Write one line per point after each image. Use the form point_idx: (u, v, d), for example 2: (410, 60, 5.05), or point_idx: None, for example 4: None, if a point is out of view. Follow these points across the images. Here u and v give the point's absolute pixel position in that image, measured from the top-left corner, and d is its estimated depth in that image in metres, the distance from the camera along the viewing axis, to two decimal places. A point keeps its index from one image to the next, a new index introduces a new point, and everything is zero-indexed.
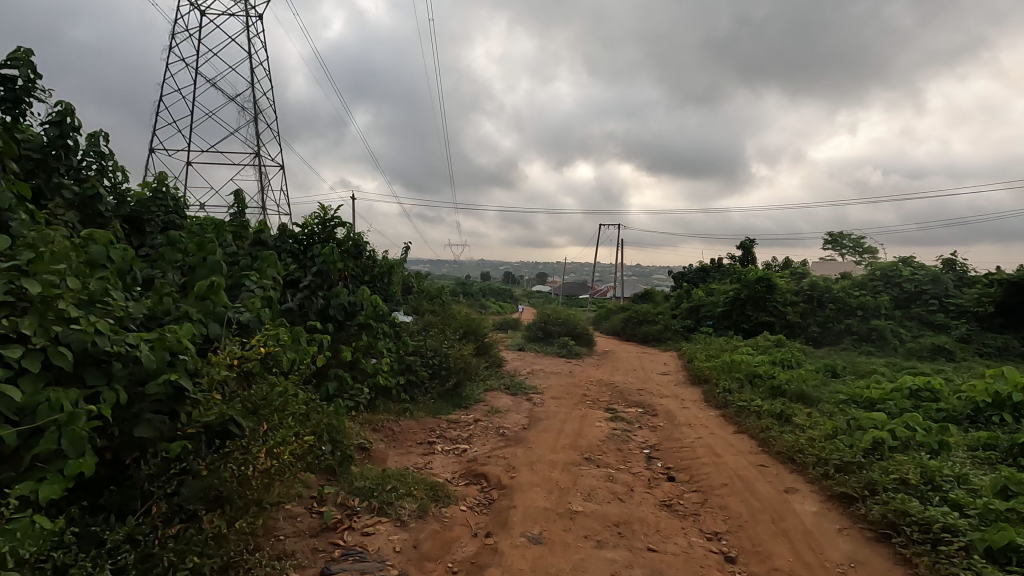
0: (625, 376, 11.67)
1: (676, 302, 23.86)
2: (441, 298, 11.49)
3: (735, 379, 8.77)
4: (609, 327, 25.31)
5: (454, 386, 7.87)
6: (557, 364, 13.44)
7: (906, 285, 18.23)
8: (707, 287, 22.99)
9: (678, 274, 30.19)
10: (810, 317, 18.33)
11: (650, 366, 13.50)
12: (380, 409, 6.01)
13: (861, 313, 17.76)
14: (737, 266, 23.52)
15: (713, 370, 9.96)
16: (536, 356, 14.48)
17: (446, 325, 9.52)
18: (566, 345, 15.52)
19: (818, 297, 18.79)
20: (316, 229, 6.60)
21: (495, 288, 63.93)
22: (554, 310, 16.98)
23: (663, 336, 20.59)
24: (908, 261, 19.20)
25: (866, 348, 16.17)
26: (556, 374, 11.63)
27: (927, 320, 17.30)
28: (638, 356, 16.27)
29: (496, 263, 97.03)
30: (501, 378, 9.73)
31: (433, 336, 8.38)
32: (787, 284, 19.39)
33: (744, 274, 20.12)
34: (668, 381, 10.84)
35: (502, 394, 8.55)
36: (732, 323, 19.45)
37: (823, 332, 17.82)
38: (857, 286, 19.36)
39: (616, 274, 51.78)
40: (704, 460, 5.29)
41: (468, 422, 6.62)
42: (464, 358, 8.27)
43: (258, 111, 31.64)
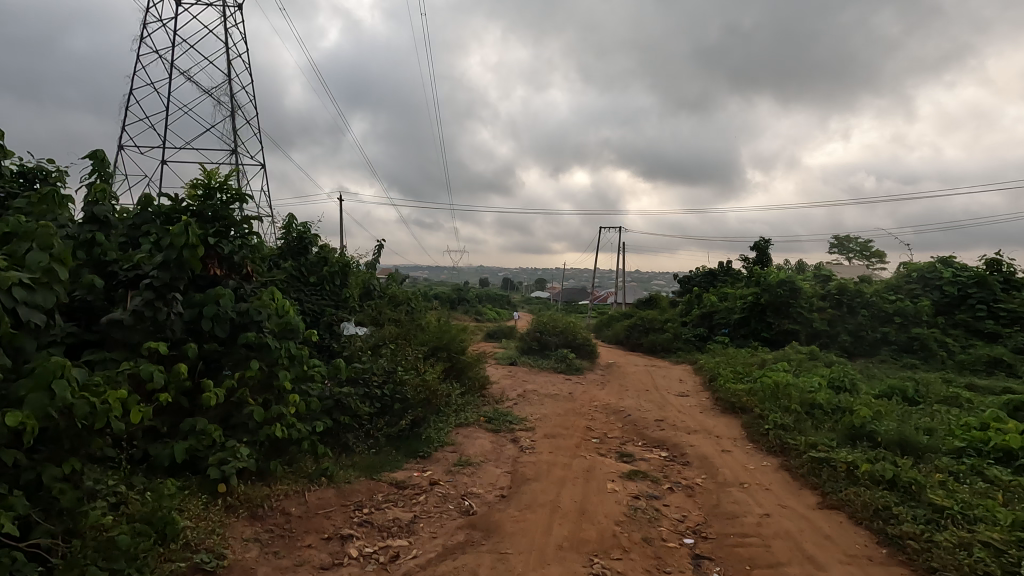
0: (638, 399, 9.51)
1: (685, 308, 21.79)
2: (412, 305, 9.39)
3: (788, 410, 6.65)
4: (612, 336, 23.21)
5: (410, 426, 5.76)
6: (553, 382, 11.33)
7: (948, 288, 16.12)
8: (720, 292, 20.92)
9: (684, 278, 28.14)
10: (839, 325, 16.24)
11: (664, 385, 11.37)
12: (276, 476, 3.91)
13: (899, 320, 15.68)
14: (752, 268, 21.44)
15: (751, 394, 7.85)
16: (529, 372, 12.37)
17: (410, 338, 7.42)
18: (563, 358, 13.43)
19: (848, 302, 16.71)
20: (197, 204, 4.52)
21: (492, 294, 61.74)
22: (551, 318, 14.87)
23: (673, 346, 18.52)
24: (948, 261, 17.09)
25: (909, 361, 14.09)
26: (552, 397, 9.52)
27: (974, 328, 15.20)
28: (647, 370, 14.19)
29: (493, 269, 94.77)
30: (481, 406, 7.67)
31: (387, 356, 6.26)
32: (811, 287, 17.31)
33: (763, 276, 18.04)
34: (690, 408, 8.72)
35: (480, 432, 6.44)
36: (750, 331, 17.38)
37: (855, 342, 15.73)
38: (890, 290, 17.26)
39: (617, 280, 49.70)
40: (792, 570, 3.19)
41: (420, 487, 4.51)
42: (428, 384, 6.18)
43: (236, 104, 29.71)
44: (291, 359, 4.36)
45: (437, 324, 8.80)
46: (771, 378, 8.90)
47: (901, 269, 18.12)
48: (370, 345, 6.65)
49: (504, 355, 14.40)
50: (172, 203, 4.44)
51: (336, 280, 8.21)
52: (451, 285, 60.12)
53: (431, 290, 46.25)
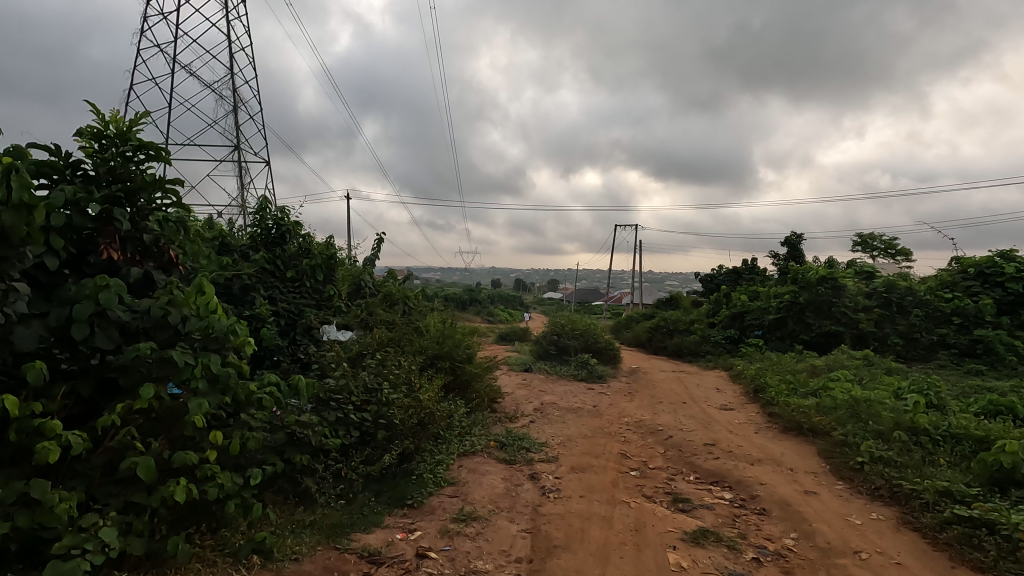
0: (676, 414, 8.08)
1: (712, 308, 20.27)
2: (412, 306, 8.07)
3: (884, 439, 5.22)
4: (632, 338, 21.79)
5: (397, 461, 4.42)
6: (574, 393, 9.95)
7: (1012, 284, 14.45)
8: (750, 291, 19.38)
9: (707, 277, 26.55)
10: (888, 326, 14.69)
11: (702, 396, 9.92)
12: (178, 561, 2.61)
13: (958, 321, 14.05)
14: (784, 265, 19.86)
15: (822, 411, 6.40)
16: (547, 381, 10.99)
17: (404, 343, 6.09)
18: (583, 363, 12.05)
19: (898, 301, 15.22)
20: (90, 160, 3.21)
21: (504, 295, 60.39)
22: (570, 319, 13.48)
23: (701, 350, 17.07)
24: (1009, 255, 15.40)
25: (974, 367, 12.55)
26: (576, 412, 8.15)
27: None
28: (677, 377, 12.76)
29: (506, 269, 93.24)
30: (491, 427, 6.33)
31: (370, 370, 4.92)
32: (854, 285, 15.74)
33: (799, 273, 16.50)
34: (742, 427, 7.30)
35: (490, 465, 5.08)
36: (787, 334, 15.85)
37: (908, 345, 14.18)
38: (943, 287, 15.64)
39: (633, 280, 48.10)
40: None
41: (401, 562, 3.15)
42: (423, 404, 4.84)
43: (239, 99, 28.77)
44: (221, 384, 3.04)
45: (440, 327, 7.47)
46: (838, 391, 7.44)
47: (954, 265, 16.47)
48: (351, 356, 5.34)
49: (517, 361, 13.05)
50: (52, 156, 3.11)
51: (318, 276, 6.92)
52: (464, 286, 58.98)
53: (443, 291, 45.06)
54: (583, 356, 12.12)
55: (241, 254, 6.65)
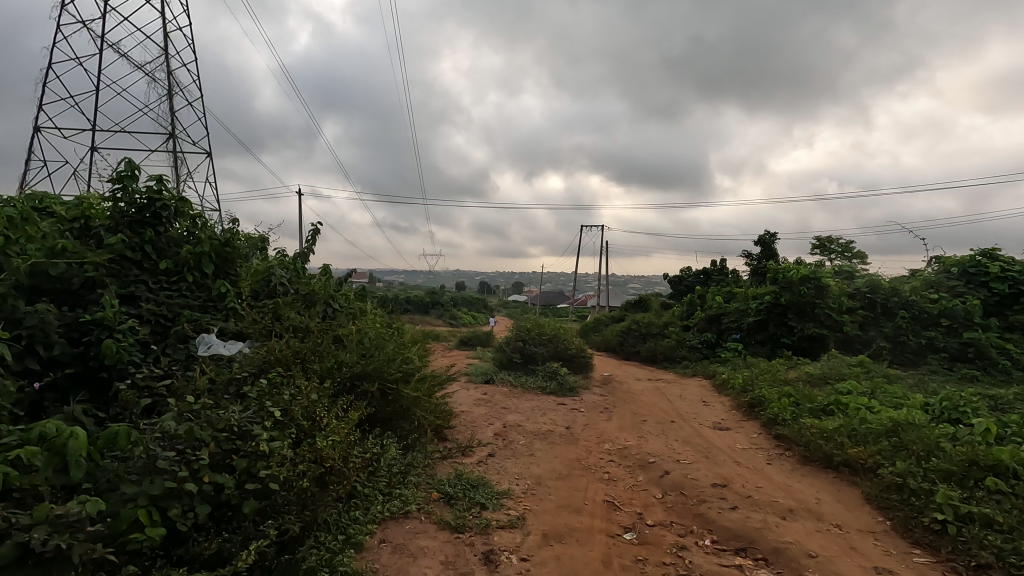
0: (667, 439, 6.68)
1: (686, 310, 19.16)
2: (341, 309, 6.35)
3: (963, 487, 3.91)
4: (603, 342, 20.49)
5: (270, 553, 2.81)
6: (543, 410, 8.45)
7: (999, 285, 13.78)
8: (725, 292, 18.36)
9: (677, 277, 25.56)
10: (873, 329, 13.93)
11: (690, 412, 8.57)
12: None
13: (946, 323, 13.28)
14: (760, 264, 18.92)
15: (857, 437, 5.10)
16: (512, 396, 9.45)
17: (316, 359, 4.47)
18: (552, 372, 10.58)
19: (883, 303, 14.45)
20: None
21: (469, 297, 58.65)
22: (536, 322, 11.96)
23: (677, 355, 15.88)
24: (992, 254, 14.80)
25: (968, 372, 11.74)
26: (546, 438, 6.66)
27: None
28: (656, 387, 11.46)
29: (470, 271, 91.18)
30: (435, 468, 4.77)
31: (243, 406, 3.28)
32: (837, 285, 14.83)
33: (779, 272, 15.48)
34: (751, 456, 5.94)
35: (428, 537, 3.52)
36: (768, 337, 14.83)
37: (895, 349, 13.44)
38: (927, 287, 14.92)
39: (600, 283, 47.24)
40: None
41: None
42: (323, 455, 3.24)
43: (173, 83, 26.23)
44: None
45: (376, 335, 5.84)
46: (862, 410, 6.18)
47: (935, 265, 15.83)
48: (226, 381, 3.68)
49: (478, 372, 11.47)
50: None
51: (206, 268, 5.20)
52: (425, 290, 56.91)
53: (403, 294, 42.99)
54: (553, 365, 10.66)
55: (94, 238, 4.87)
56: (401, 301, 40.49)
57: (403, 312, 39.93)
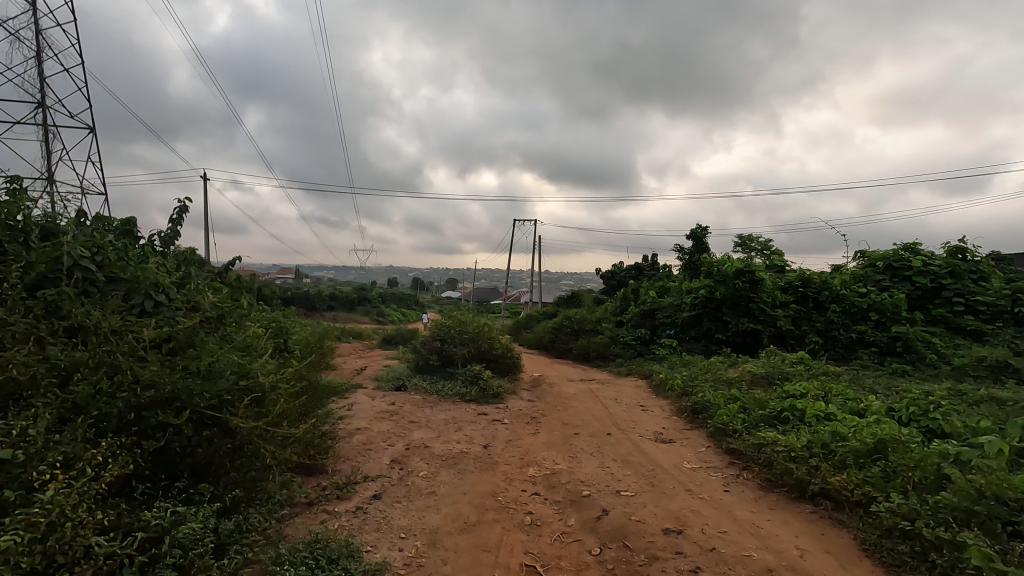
0: (603, 459, 5.53)
1: (619, 305, 18.40)
2: (182, 299, 4.60)
3: (990, 536, 2.96)
4: (534, 339, 19.42)
5: None
6: (459, 425, 7.11)
7: (921, 279, 13.88)
8: (659, 287, 17.77)
9: (610, 272, 24.95)
10: (805, 324, 13.68)
11: (628, 421, 7.52)
12: None
13: (875, 317, 13.17)
14: (693, 258, 18.47)
15: (835, 458, 4.13)
16: (425, 407, 8.03)
17: (81, 379, 2.88)
18: (473, 375, 9.23)
19: (815, 296, 14.23)
20: None
21: (398, 294, 56.26)
22: (457, 318, 10.58)
23: (610, 353, 15.01)
24: (914, 248, 14.95)
25: (899, 366, 11.54)
26: (456, 465, 5.32)
27: (954, 325, 13.04)
28: (589, 390, 10.44)
29: (402, 268, 88.26)
30: (282, 532, 3.33)
31: None
32: (770, 278, 14.46)
33: (713, 265, 14.92)
34: (703, 481, 4.90)
35: None
36: (702, 333, 14.25)
37: (826, 344, 13.20)
38: (855, 281, 14.86)
39: (533, 279, 46.49)
40: None
41: None
42: None
43: (42, 43, 22.58)
44: None
45: (220, 337, 4.24)
46: (827, 422, 5.29)
47: (860, 259, 15.87)
48: None
49: (390, 377, 9.96)
50: None
51: None
52: (351, 285, 54.03)
53: (326, 290, 40.26)
54: (475, 367, 9.33)
55: None
56: (323, 297, 37.82)
57: (325, 310, 37.29)
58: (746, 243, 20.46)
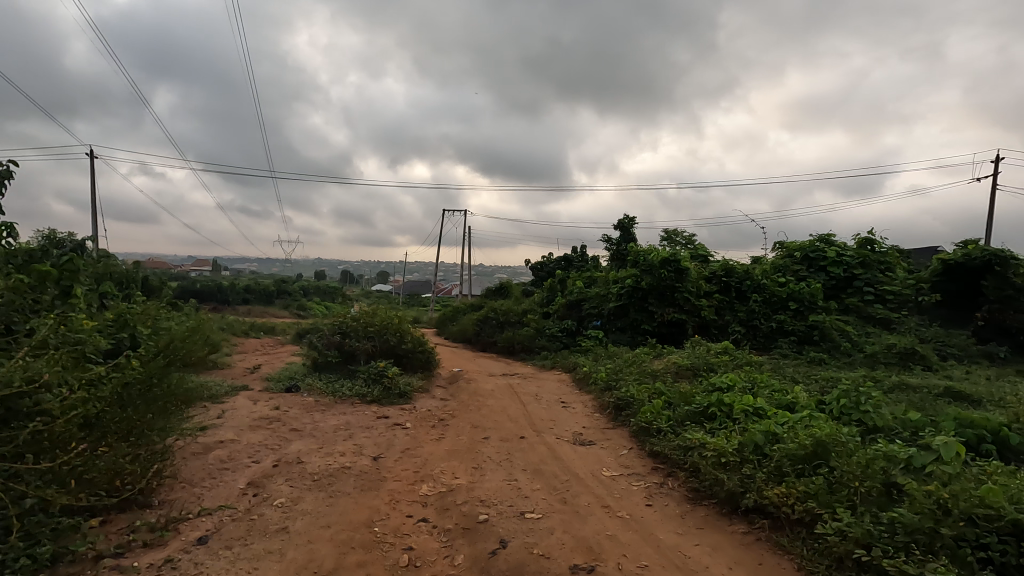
0: (511, 470, 4.73)
1: (546, 296, 17.83)
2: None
3: (960, 567, 2.39)
4: (459, 333, 18.48)
5: None
6: (351, 432, 6.09)
7: (835, 269, 14.19)
8: (587, 277, 17.33)
9: (538, 263, 24.43)
10: (728, 314, 13.65)
11: (546, 421, 6.78)
12: None
13: (793, 306, 13.28)
14: (620, 248, 18.19)
15: (771, 465, 3.53)
16: (315, 412, 6.92)
17: None
18: (377, 373, 8.18)
19: (737, 286, 14.24)
20: None
21: (323, 286, 53.55)
22: (363, 309, 9.46)
23: (536, 346, 14.37)
24: (828, 239, 15.30)
25: (816, 355, 11.59)
26: (330, 485, 4.33)
27: (865, 314, 13.39)
28: (509, 386, 9.69)
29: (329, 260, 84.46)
30: None
31: None
32: (695, 268, 14.30)
33: (640, 255, 14.57)
34: (623, 494, 4.20)
35: None
36: (628, 324, 13.87)
37: (748, 333, 13.18)
38: (775, 271, 15.01)
39: (463, 272, 45.49)
40: None
41: None
42: None
43: None
44: None
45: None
46: (758, 420, 4.76)
47: (779, 250, 16.10)
48: None
49: (282, 377, 8.71)
50: None
51: None
52: (270, 278, 50.76)
53: (240, 282, 37.41)
54: (379, 364, 8.28)
55: None
56: (237, 290, 35.07)
57: (239, 303, 34.59)
58: (672, 235, 20.46)
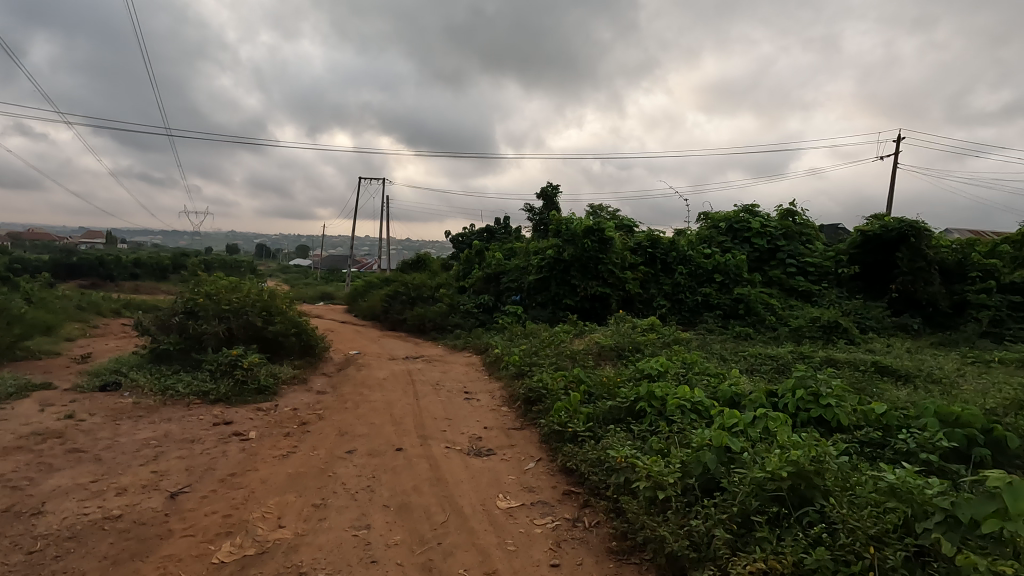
0: (367, 508, 3.34)
1: (463, 269, 16.36)
2: None
3: None
4: (366, 309, 16.62)
5: None
6: (161, 450, 4.42)
7: (759, 240, 13.73)
8: (507, 249, 16.01)
9: (458, 235, 22.86)
10: (653, 287, 12.86)
11: (440, 421, 5.40)
12: None
13: (719, 278, 12.65)
14: (542, 218, 16.98)
15: (732, 509, 2.37)
16: (124, 420, 5.11)
17: None
18: (228, 364, 6.38)
19: (662, 258, 13.43)
20: None
21: (228, 260, 49.03)
22: (219, 284, 7.55)
23: (448, 323, 12.88)
24: (752, 210, 14.84)
25: (741, 330, 10.96)
26: (59, 562, 2.73)
27: (788, 287, 13.02)
28: (407, 373, 8.21)
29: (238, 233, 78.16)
30: None
31: None
32: (619, 238, 13.34)
33: (561, 223, 13.38)
34: (520, 542, 2.92)
35: None
36: (549, 298, 12.71)
37: (673, 308, 12.43)
38: (700, 243, 14.36)
39: (383, 245, 43.03)
40: None
41: None
42: None
43: None
44: None
45: None
46: (701, 428, 3.65)
47: (704, 220, 15.48)
48: None
49: (103, 371, 6.71)
50: None
51: None
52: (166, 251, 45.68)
53: (126, 255, 33.00)
54: (231, 352, 6.48)
55: None
56: (122, 263, 30.86)
57: (124, 277, 30.47)
58: (595, 208, 19.57)
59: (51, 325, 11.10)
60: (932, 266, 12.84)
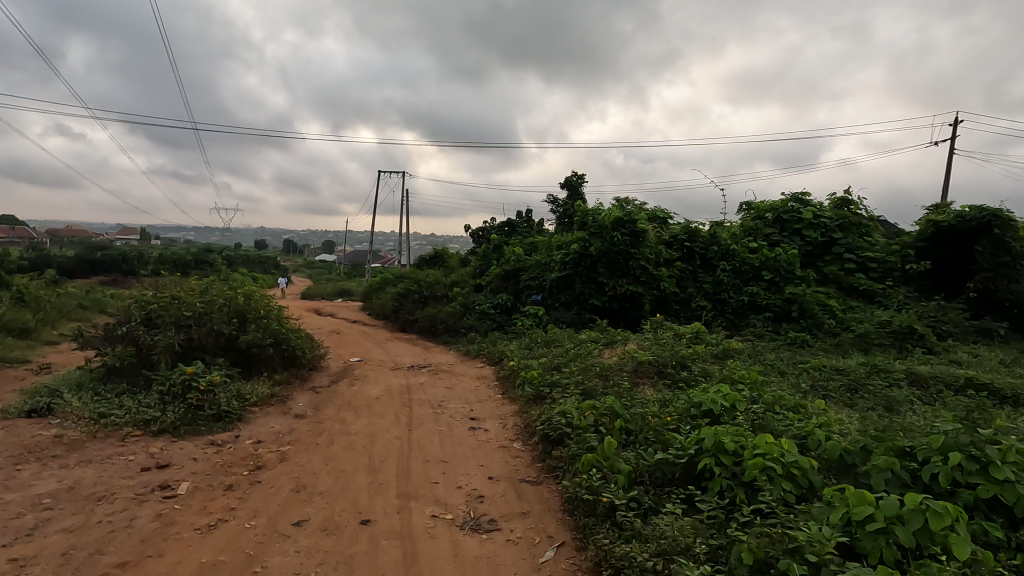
0: None
1: (480, 265, 15.13)
2: None
3: None
4: (378, 308, 15.50)
5: None
6: (47, 515, 3.27)
7: (812, 233, 12.16)
8: (528, 244, 14.72)
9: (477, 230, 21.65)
10: (691, 286, 11.46)
11: (432, 466, 4.14)
12: None
13: (768, 276, 11.13)
14: (566, 210, 15.63)
15: None
16: (27, 463, 3.99)
17: None
18: (180, 385, 5.24)
19: (702, 253, 11.96)
20: None
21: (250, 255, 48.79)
22: (184, 287, 6.42)
23: (461, 326, 11.65)
24: (803, 199, 13.24)
25: (797, 335, 9.48)
26: None
27: (846, 285, 11.44)
28: (406, 389, 7.01)
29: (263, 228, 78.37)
30: None
31: None
32: (653, 231, 11.93)
33: (588, 214, 12.00)
34: None
35: None
36: (573, 298, 11.37)
37: (715, 309, 11.00)
38: (744, 235, 12.82)
39: (404, 240, 42.11)
40: None
41: None
42: None
43: None
44: None
45: None
46: (812, 527, 2.33)
47: (747, 211, 13.90)
48: None
49: (41, 390, 5.64)
50: None
51: None
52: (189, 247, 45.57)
53: (147, 250, 32.67)
54: (186, 370, 5.34)
55: None
56: (143, 259, 30.52)
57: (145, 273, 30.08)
58: (623, 201, 18.17)
59: (31, 327, 10.20)
60: (1017, 261, 11.07)
